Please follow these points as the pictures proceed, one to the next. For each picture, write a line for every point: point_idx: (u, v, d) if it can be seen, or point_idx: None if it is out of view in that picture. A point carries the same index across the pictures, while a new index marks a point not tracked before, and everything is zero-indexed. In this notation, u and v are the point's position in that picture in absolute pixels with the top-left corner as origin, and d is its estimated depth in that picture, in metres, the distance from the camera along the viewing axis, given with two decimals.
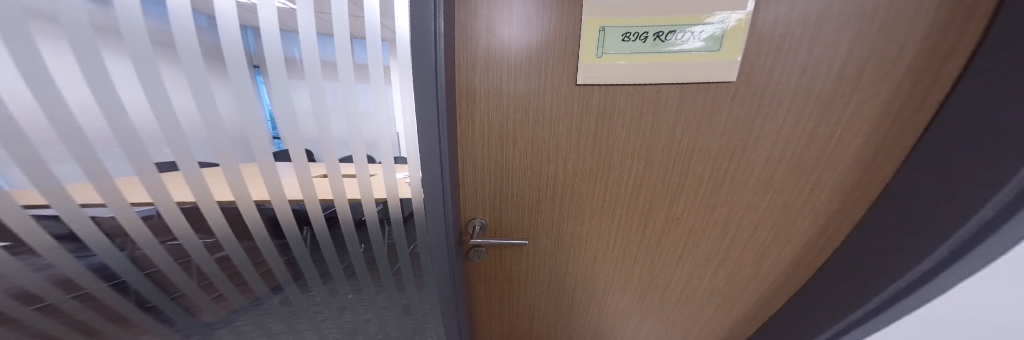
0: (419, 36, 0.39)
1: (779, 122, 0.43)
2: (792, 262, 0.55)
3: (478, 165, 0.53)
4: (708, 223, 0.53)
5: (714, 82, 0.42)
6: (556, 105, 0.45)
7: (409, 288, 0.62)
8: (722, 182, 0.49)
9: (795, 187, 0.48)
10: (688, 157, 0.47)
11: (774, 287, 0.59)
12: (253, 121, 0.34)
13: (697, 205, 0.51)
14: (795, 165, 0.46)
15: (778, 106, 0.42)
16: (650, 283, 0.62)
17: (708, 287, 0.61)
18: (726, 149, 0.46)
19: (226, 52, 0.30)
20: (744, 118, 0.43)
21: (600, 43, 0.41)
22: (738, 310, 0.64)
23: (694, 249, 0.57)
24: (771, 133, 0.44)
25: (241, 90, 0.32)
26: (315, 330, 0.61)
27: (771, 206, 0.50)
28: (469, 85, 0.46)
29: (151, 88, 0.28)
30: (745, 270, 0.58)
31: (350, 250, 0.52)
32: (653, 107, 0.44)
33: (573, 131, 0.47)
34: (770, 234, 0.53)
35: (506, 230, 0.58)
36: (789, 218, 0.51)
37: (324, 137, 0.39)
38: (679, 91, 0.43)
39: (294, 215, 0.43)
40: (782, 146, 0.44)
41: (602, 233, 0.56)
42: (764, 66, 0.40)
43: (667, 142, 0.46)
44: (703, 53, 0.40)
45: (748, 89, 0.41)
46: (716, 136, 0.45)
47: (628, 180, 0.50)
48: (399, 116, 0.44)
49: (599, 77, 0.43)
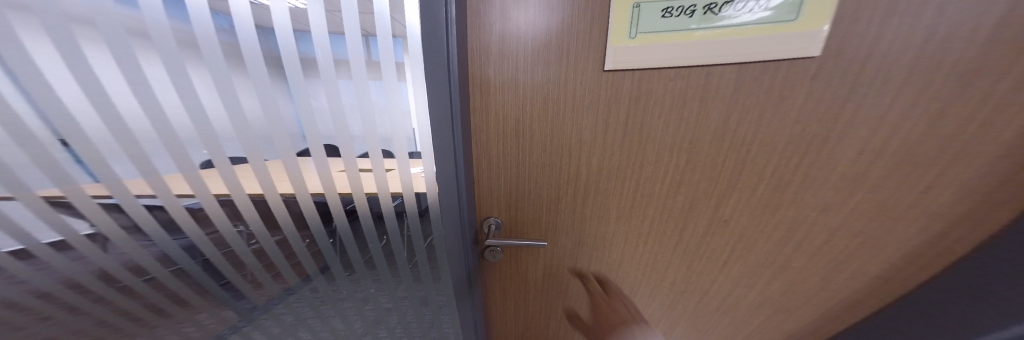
0: (430, 26, 0.37)
1: (875, 103, 0.35)
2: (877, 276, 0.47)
3: (494, 163, 0.50)
4: (761, 227, 0.47)
5: (777, 58, 0.35)
6: (581, 95, 0.41)
7: (426, 280, 0.61)
8: (789, 180, 0.42)
9: (888, 180, 0.39)
10: (745, 150, 0.41)
11: (846, 303, 0.51)
12: (280, 124, 0.33)
13: (750, 206, 0.46)
14: (899, 161, 0.37)
15: (875, 82, 0.34)
16: (685, 290, 0.58)
17: (757, 297, 0.55)
18: (800, 139, 0.39)
19: (246, 51, 0.29)
20: (827, 100, 0.36)
21: (634, 22, 0.36)
22: (791, 324, 0.58)
23: (744, 256, 0.51)
24: (865, 119, 0.36)
25: (264, 91, 0.31)
26: (342, 318, 0.63)
27: (856, 210, 0.42)
28: (484, 77, 0.43)
29: (187, 92, 0.28)
30: (809, 280, 0.51)
31: (371, 245, 0.51)
32: (700, 91, 0.38)
33: (601, 122, 0.43)
34: (849, 241, 0.45)
35: (527, 229, 0.56)
36: (876, 219, 0.42)
37: (340, 134, 0.38)
38: (735, 72, 0.37)
39: (318, 210, 0.42)
40: (880, 137, 0.36)
41: (631, 234, 0.52)
42: (862, 30, 0.32)
43: (717, 132, 0.41)
44: (771, 25, 0.33)
45: (835, 66, 0.34)
46: (786, 126, 0.38)
47: (664, 177, 0.45)
48: (413, 112, 0.42)
49: (631, 61, 0.38)
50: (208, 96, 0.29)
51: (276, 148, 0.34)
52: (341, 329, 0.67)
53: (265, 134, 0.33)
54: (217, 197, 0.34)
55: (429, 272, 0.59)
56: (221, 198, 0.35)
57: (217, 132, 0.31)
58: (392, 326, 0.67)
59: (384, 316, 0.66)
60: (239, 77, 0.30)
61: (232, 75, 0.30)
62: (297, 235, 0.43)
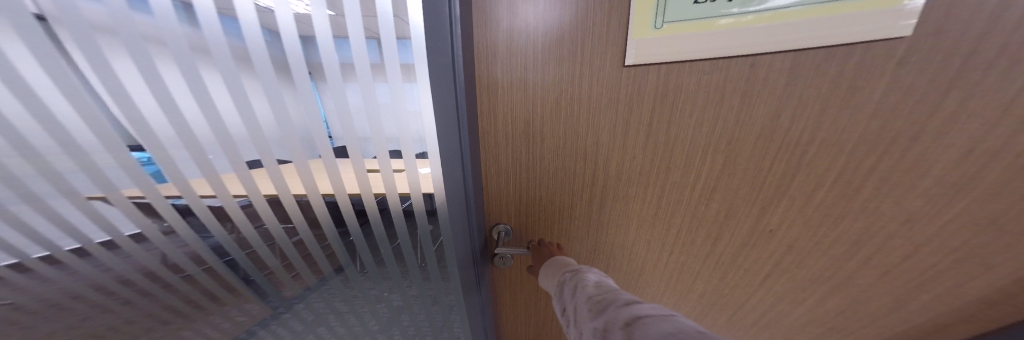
0: (434, 23, 0.34)
1: (980, 94, 0.30)
2: (932, 288, 0.45)
3: (503, 167, 0.48)
4: (813, 237, 0.44)
5: (850, 42, 0.30)
6: (598, 94, 0.38)
7: (434, 278, 0.55)
8: (855, 189, 0.39)
9: (966, 181, 0.35)
10: (800, 152, 0.37)
11: (884, 310, 0.51)
12: (291, 129, 0.28)
13: (804, 216, 0.42)
14: (1004, 166, 0.33)
15: (980, 69, 0.29)
16: (716, 302, 0.57)
17: (791, 305, 0.55)
18: (874, 139, 0.35)
19: (255, 58, 0.24)
20: (911, 92, 0.32)
21: (661, 10, 0.32)
22: (820, 327, 0.57)
23: (795, 270, 0.49)
24: (956, 117, 0.32)
25: (272, 92, 0.26)
26: (355, 323, 0.63)
27: (942, 221, 0.39)
28: (490, 76, 0.40)
29: (200, 97, 0.23)
30: (856, 284, 0.48)
31: (383, 250, 0.46)
32: (744, 86, 0.34)
33: (621, 122, 0.40)
34: (909, 250, 0.42)
35: (549, 236, 0.53)
36: (948, 222, 0.39)
37: (347, 134, 0.32)
38: (790, 61, 0.32)
39: (330, 210, 0.37)
40: (973, 138, 0.33)
41: (653, 242, 0.50)
42: (975, 4, 0.26)
43: (765, 132, 0.37)
44: (840, 2, 0.28)
45: (926, 51, 0.29)
46: (859, 122, 0.34)
47: (695, 182, 0.42)
48: (424, 112, 0.38)
49: (655, 55, 0.34)
50: (222, 98, 0.24)
51: (288, 149, 0.29)
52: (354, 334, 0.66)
53: (304, 136, 0.29)
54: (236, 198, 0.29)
55: (438, 271, 0.54)
56: (241, 199, 0.29)
57: (234, 138, 0.26)
58: (405, 329, 0.67)
59: (396, 320, 0.64)
60: (245, 76, 0.25)
61: (240, 75, 0.24)
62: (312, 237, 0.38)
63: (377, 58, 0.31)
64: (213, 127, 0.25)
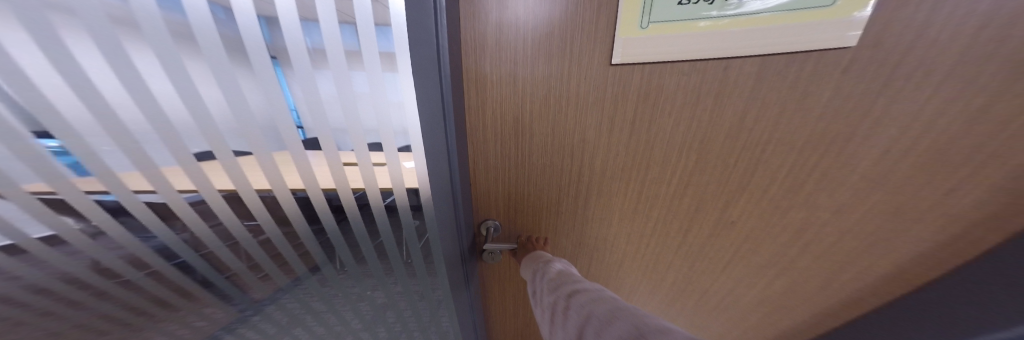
0: (417, 12, 0.31)
1: (908, 98, 0.35)
2: (859, 269, 0.53)
3: (491, 163, 0.47)
4: (767, 227, 0.50)
5: (809, 49, 0.33)
6: (586, 91, 0.39)
7: (420, 273, 0.54)
8: (804, 183, 0.43)
9: (890, 177, 0.41)
10: (761, 150, 0.41)
11: (820, 288, 0.59)
12: (250, 122, 0.25)
13: (760, 208, 0.47)
14: (922, 164, 0.39)
15: (907, 76, 0.33)
16: (684, 288, 0.63)
17: (746, 287, 0.61)
18: (821, 138, 0.39)
19: (200, 37, 0.20)
20: (853, 96, 0.36)
21: (647, 10, 0.33)
22: (768, 304, 0.66)
23: (749, 257, 0.55)
24: (887, 119, 0.36)
25: (223, 75, 0.22)
26: (337, 322, 0.60)
27: (869, 211, 0.45)
28: (479, 71, 0.39)
29: (127, 79, 0.19)
30: (800, 265, 0.55)
31: (364, 248, 0.44)
32: (717, 88, 0.37)
33: (606, 121, 0.41)
34: (841, 235, 0.49)
35: (535, 230, 0.54)
36: (873, 211, 0.45)
37: (318, 125, 0.29)
38: (759, 64, 0.35)
39: (302, 207, 0.35)
40: (900, 139, 0.37)
41: (631, 235, 0.53)
42: (907, 19, 0.30)
43: (732, 132, 0.40)
44: (802, 11, 0.30)
45: (866, 59, 0.33)
46: (811, 123, 0.38)
47: (670, 178, 0.45)
48: (409, 103, 0.35)
49: (641, 54, 0.35)
50: (157, 81, 0.20)
51: (245, 139, 0.26)
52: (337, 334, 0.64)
53: (269, 128, 0.26)
54: (181, 194, 0.26)
55: (425, 268, 0.53)
56: (189, 194, 0.27)
57: (177, 128, 0.22)
58: (391, 325, 0.66)
59: (380, 318, 0.63)
60: (185, 55, 0.21)
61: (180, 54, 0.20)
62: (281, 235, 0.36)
63: (355, 44, 0.28)
64: (146, 114, 0.21)
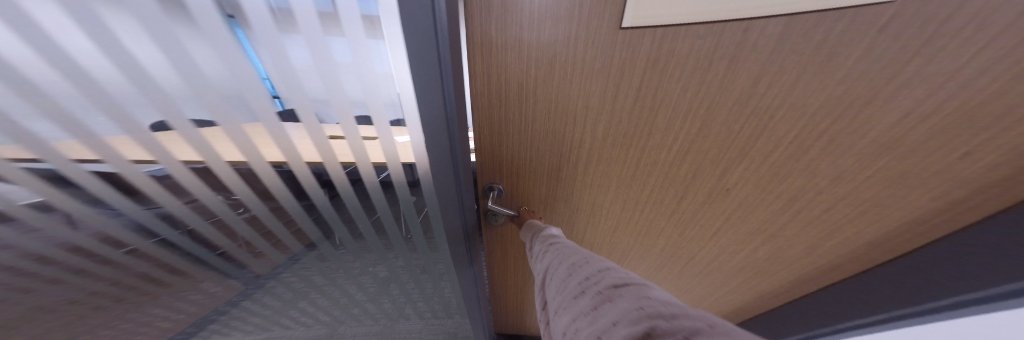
0: None
1: (947, 59, 0.32)
2: (838, 235, 0.57)
3: (493, 130, 0.46)
4: (760, 196, 0.52)
5: (845, 6, 0.30)
6: (592, 56, 0.37)
7: (421, 248, 0.59)
8: (807, 150, 0.44)
9: (893, 147, 0.41)
10: (768, 116, 0.41)
11: (802, 253, 0.63)
12: (208, 88, 0.23)
13: (755, 176, 0.49)
14: (924, 132, 0.39)
15: (954, 33, 0.30)
16: (673, 255, 0.67)
17: (731, 254, 0.66)
18: (834, 104, 0.38)
19: None
20: (877, 59, 0.34)
21: None
22: (751, 269, 0.71)
23: (739, 224, 0.58)
24: (904, 85, 0.35)
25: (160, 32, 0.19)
26: (347, 283, 0.65)
27: (861, 179, 0.47)
28: (485, 33, 0.35)
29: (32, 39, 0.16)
30: (783, 233, 0.59)
31: (358, 220, 0.48)
32: (733, 51, 0.35)
33: (611, 87, 0.40)
34: (828, 202, 0.51)
35: (530, 199, 0.57)
36: (870, 178, 0.46)
37: (294, 95, 0.27)
38: (782, 26, 0.32)
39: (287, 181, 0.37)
40: (912, 104, 0.37)
41: (628, 202, 0.55)
42: None
43: (742, 96, 0.39)
44: None
45: (904, 18, 0.30)
46: (825, 88, 0.37)
47: (672, 144, 0.45)
48: (397, 76, 0.32)
49: (653, 16, 0.32)
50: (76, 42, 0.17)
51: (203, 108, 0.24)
52: (351, 292, 0.70)
53: (237, 94, 0.24)
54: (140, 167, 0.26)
55: (424, 242, 0.57)
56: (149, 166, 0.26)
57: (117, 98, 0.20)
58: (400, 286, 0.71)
59: (387, 281, 0.68)
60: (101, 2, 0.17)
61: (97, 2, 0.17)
62: (268, 209, 0.38)
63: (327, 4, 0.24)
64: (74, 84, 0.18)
